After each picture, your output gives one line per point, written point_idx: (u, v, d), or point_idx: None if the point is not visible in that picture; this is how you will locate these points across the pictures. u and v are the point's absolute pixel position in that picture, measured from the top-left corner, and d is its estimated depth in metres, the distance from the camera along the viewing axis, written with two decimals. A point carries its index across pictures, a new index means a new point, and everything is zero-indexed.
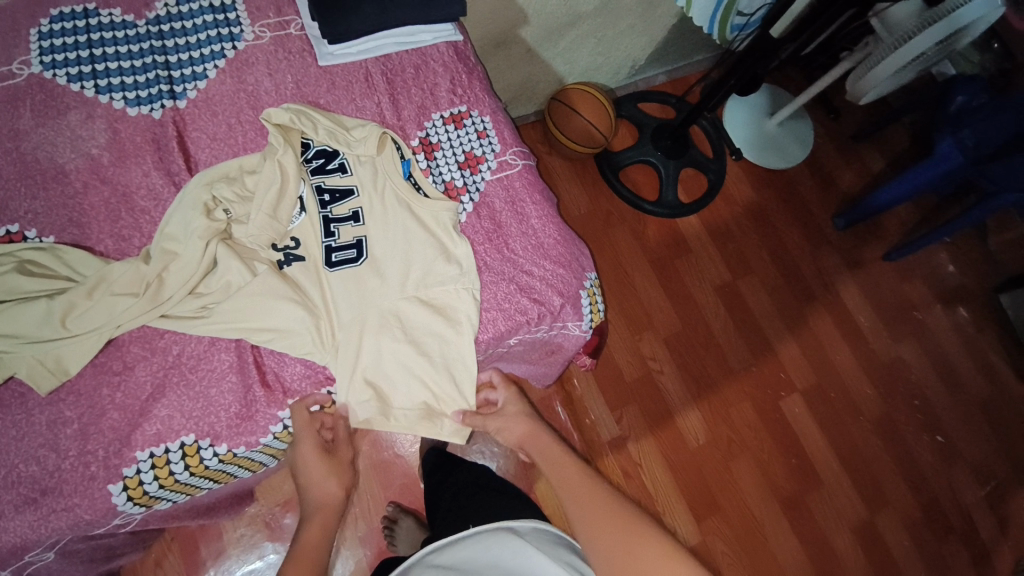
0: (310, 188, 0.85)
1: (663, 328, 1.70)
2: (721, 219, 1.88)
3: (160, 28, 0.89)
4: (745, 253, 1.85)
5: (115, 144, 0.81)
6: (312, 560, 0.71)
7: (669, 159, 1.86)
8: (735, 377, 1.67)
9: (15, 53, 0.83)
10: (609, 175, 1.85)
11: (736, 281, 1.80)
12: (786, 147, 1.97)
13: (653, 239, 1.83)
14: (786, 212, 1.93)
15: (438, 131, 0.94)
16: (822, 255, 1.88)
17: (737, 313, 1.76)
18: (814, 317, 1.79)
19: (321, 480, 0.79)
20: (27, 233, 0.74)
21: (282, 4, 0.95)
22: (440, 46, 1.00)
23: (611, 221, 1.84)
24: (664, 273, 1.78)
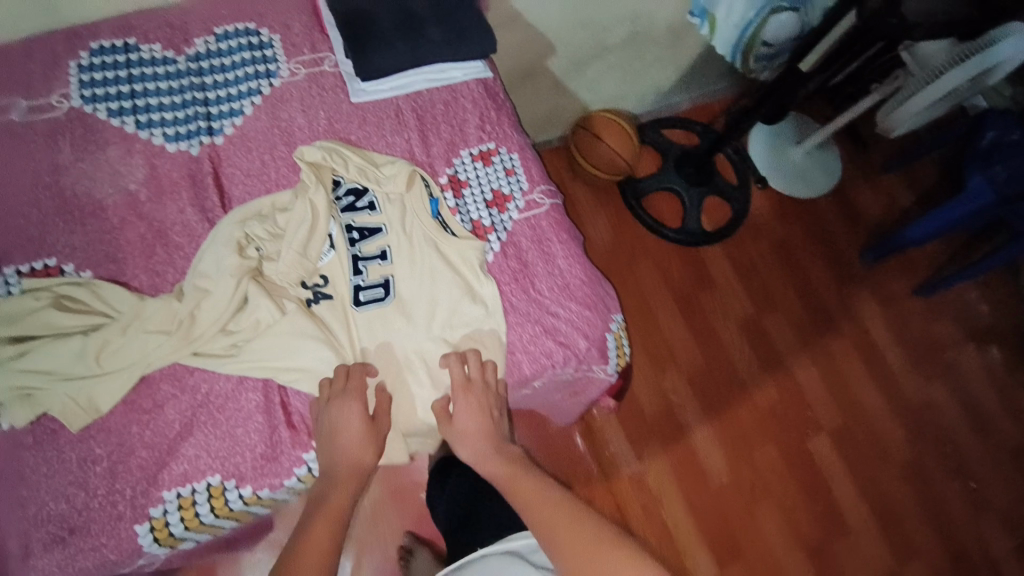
0: (338, 225, 0.85)
1: (684, 360, 1.69)
2: (743, 249, 1.87)
3: (198, 63, 0.90)
4: (767, 283, 1.83)
5: (153, 179, 0.82)
6: (334, 518, 0.70)
7: (692, 186, 1.86)
8: (759, 414, 1.65)
9: (57, 86, 0.84)
10: (632, 203, 1.85)
11: (760, 315, 1.78)
12: (810, 175, 1.95)
13: (673, 268, 1.82)
14: (810, 243, 1.91)
15: (466, 168, 0.94)
16: (846, 288, 1.85)
17: (759, 346, 1.74)
18: (841, 354, 1.76)
19: (358, 448, 0.75)
20: (64, 266, 0.76)
21: (317, 41, 0.97)
22: (470, 83, 1.00)
23: (634, 251, 1.84)
24: (686, 305, 1.77)
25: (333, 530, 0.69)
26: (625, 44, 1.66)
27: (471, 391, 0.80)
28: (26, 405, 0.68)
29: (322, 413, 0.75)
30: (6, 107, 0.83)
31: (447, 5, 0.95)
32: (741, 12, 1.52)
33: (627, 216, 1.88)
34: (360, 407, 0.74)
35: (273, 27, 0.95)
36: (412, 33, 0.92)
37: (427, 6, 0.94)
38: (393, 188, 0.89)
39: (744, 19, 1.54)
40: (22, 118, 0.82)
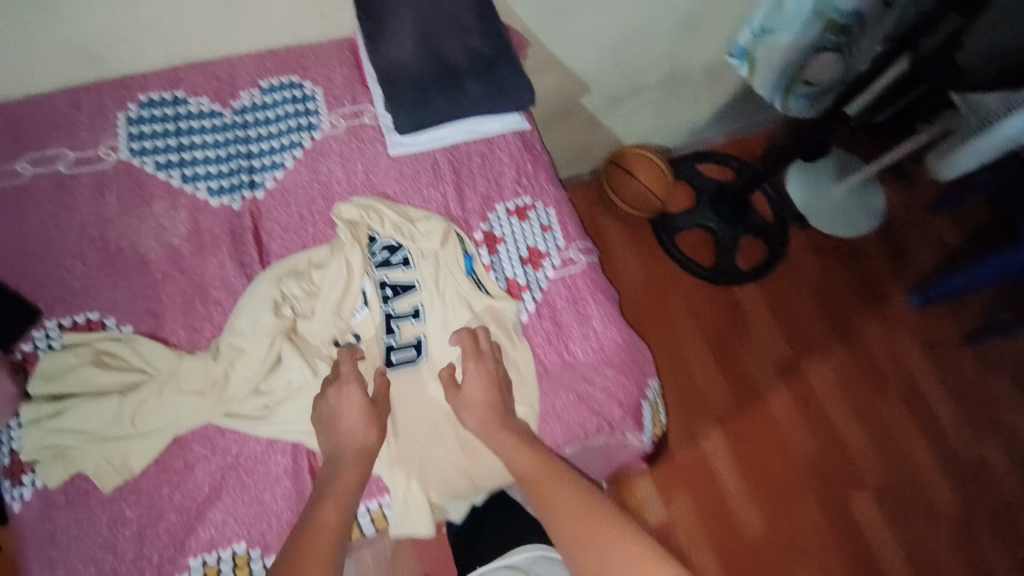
0: (373, 282, 0.83)
1: (716, 405, 1.63)
2: (781, 289, 1.82)
3: (243, 116, 0.92)
4: (806, 327, 1.77)
5: (195, 234, 0.83)
6: (345, 499, 0.68)
7: (727, 224, 1.81)
8: (796, 466, 1.57)
9: (104, 138, 0.86)
10: (664, 239, 1.81)
11: (798, 359, 1.72)
12: (852, 215, 1.88)
13: (706, 308, 1.77)
14: (853, 286, 1.83)
15: (501, 223, 0.93)
16: (891, 334, 1.78)
17: (795, 393, 1.67)
18: (885, 404, 1.68)
19: (362, 430, 0.72)
20: (106, 321, 0.77)
21: (358, 93, 0.98)
22: (507, 135, 0.99)
23: (666, 289, 1.80)
24: (719, 346, 1.72)
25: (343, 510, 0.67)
26: (662, 83, 1.64)
27: (482, 360, 0.80)
28: (60, 464, 0.69)
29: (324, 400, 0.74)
30: (53, 157, 0.84)
31: (487, 59, 0.95)
32: (784, 53, 1.47)
33: (658, 253, 1.85)
34: (358, 390, 0.74)
35: (316, 79, 0.97)
36: (450, 88, 0.92)
37: (467, 60, 0.94)
38: (426, 245, 0.87)
39: (785, 60, 1.49)
40: (70, 170, 0.84)
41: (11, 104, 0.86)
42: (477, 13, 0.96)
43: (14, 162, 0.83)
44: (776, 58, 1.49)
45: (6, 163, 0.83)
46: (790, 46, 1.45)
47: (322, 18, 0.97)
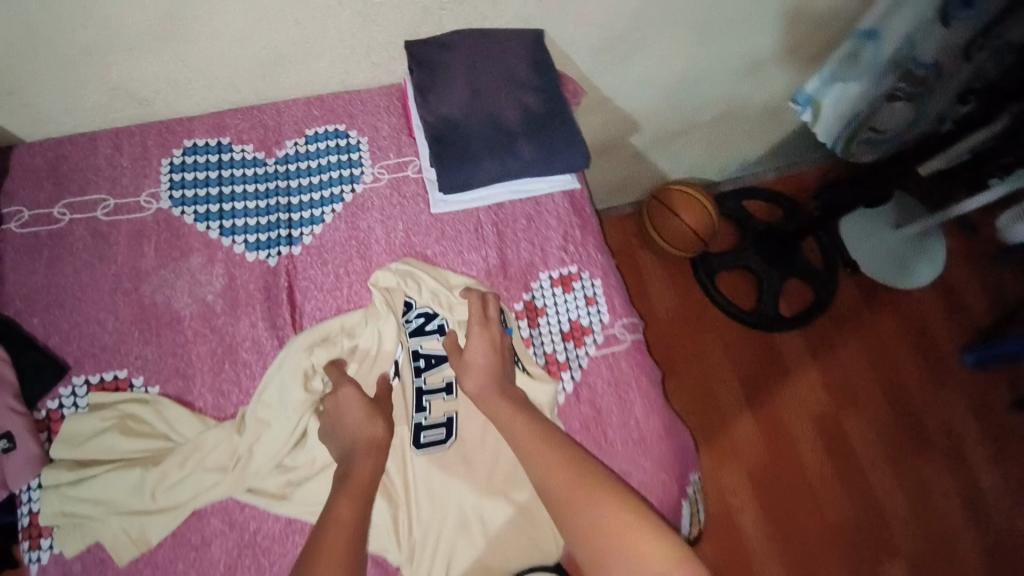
0: (406, 351, 0.80)
1: (749, 457, 1.59)
2: (828, 339, 1.73)
3: (286, 166, 0.89)
4: (849, 384, 1.69)
5: (229, 290, 0.81)
6: (361, 491, 0.66)
7: (773, 269, 1.72)
8: (828, 528, 1.53)
9: (146, 184, 0.85)
10: (704, 280, 1.74)
11: (839, 415, 1.65)
12: (908, 264, 1.78)
13: (747, 356, 1.70)
14: (906, 343, 1.74)
15: (545, 294, 0.88)
16: (944, 397, 1.68)
17: (834, 451, 1.61)
18: (929, 470, 1.60)
19: (367, 424, 0.71)
20: (134, 380, 0.75)
21: (403, 144, 0.94)
22: (555, 195, 0.94)
23: (704, 331, 1.73)
24: (757, 395, 1.66)
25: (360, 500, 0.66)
26: (716, 124, 1.56)
27: (487, 326, 0.79)
28: (79, 532, 0.68)
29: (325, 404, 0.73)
30: (92, 203, 0.82)
31: (541, 118, 0.90)
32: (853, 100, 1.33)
33: (698, 295, 1.78)
34: (355, 388, 0.73)
35: (362, 128, 0.94)
36: (503, 150, 0.87)
37: (520, 119, 0.89)
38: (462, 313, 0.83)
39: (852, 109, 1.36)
40: (108, 217, 0.82)
41: (54, 145, 0.85)
42: (533, 68, 0.92)
43: (53, 206, 0.81)
44: (843, 106, 1.36)
45: (44, 207, 0.81)
46: (862, 95, 1.32)
47: (371, 65, 0.93)
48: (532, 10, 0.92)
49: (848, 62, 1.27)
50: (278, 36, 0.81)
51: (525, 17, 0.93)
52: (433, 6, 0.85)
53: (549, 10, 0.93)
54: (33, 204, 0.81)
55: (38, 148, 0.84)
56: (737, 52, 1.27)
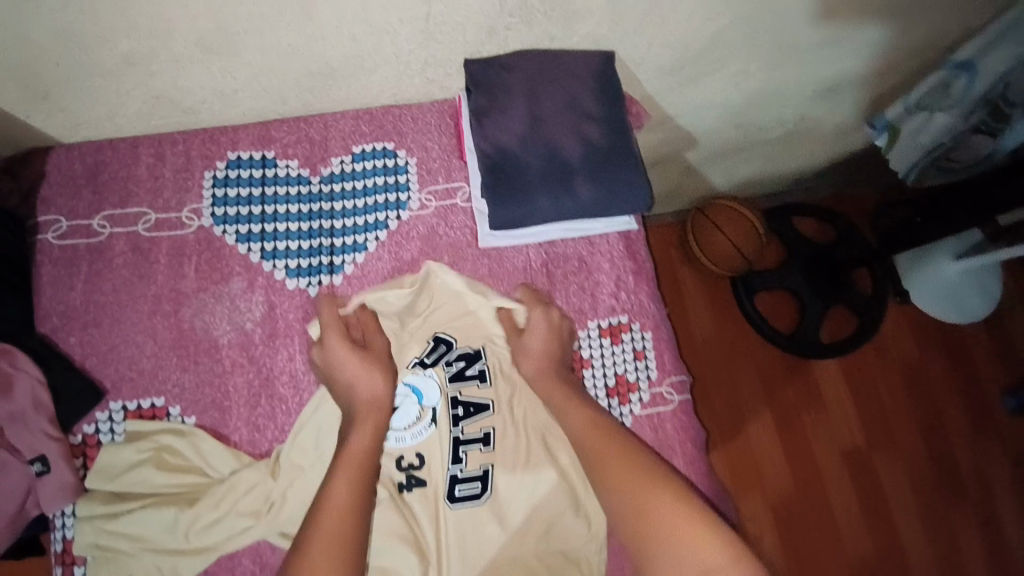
0: (445, 398, 0.78)
1: (772, 483, 1.56)
2: (867, 371, 1.66)
3: (331, 186, 0.85)
4: (883, 418, 1.63)
5: (268, 319, 0.78)
6: (358, 466, 0.66)
7: (818, 296, 1.63)
8: (845, 565, 1.51)
9: (189, 200, 0.81)
10: (744, 301, 1.65)
11: (870, 452, 1.60)
12: (964, 299, 1.68)
13: (782, 384, 1.64)
14: (949, 384, 1.67)
15: (592, 345, 0.84)
16: (980, 442, 1.63)
17: (860, 484, 1.58)
18: (956, 515, 1.57)
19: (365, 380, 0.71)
20: (170, 410, 0.74)
21: (453, 168, 0.88)
22: (610, 235, 0.88)
23: (739, 354, 1.67)
24: (787, 424, 1.61)
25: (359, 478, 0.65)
26: (779, 142, 1.45)
27: (546, 310, 0.79)
28: (114, 565, 0.68)
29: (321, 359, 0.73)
30: (134, 217, 0.79)
31: (605, 153, 0.82)
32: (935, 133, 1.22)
33: (735, 316, 1.70)
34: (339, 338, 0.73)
35: (412, 148, 0.88)
36: (559, 188, 0.80)
37: (582, 154, 0.81)
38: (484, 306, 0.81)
39: (932, 142, 1.24)
40: (149, 232, 0.79)
41: (93, 149, 0.81)
42: (599, 97, 0.83)
43: (92, 218, 0.79)
44: (923, 136, 1.24)
45: (83, 218, 0.78)
46: (946, 130, 1.21)
47: (426, 81, 0.86)
48: (605, 31, 0.83)
49: (938, 92, 1.16)
50: (332, 53, 0.74)
51: (596, 38, 0.84)
52: (498, 26, 0.77)
53: (623, 31, 0.84)
54: (71, 213, 0.79)
55: (76, 151, 0.80)
56: (818, 74, 1.14)
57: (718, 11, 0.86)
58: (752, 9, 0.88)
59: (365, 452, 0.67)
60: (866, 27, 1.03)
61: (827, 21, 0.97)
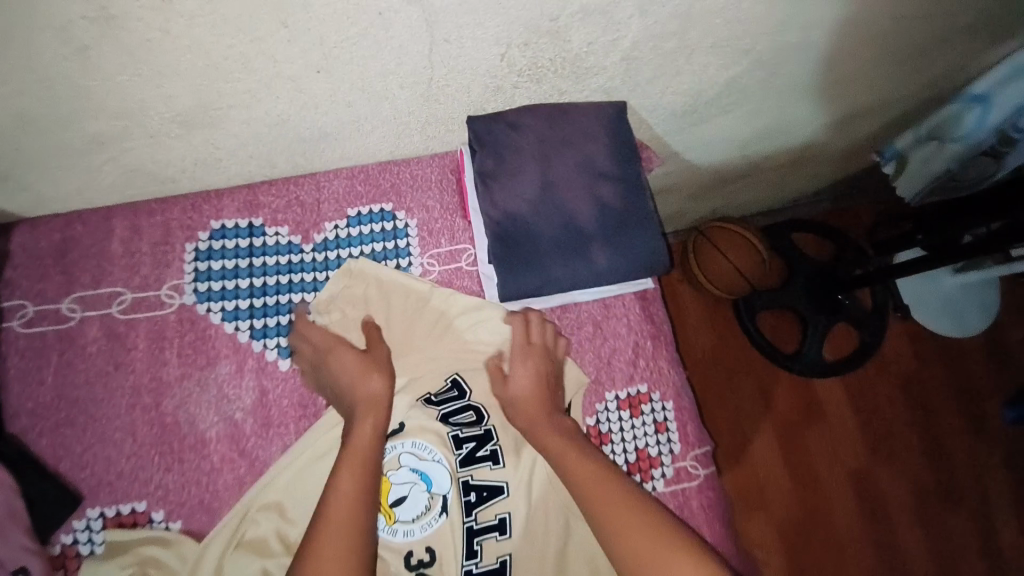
0: (456, 485, 0.73)
1: (778, 507, 1.49)
2: (869, 387, 1.59)
3: (325, 254, 0.79)
4: (888, 435, 1.56)
5: (261, 407, 0.72)
6: (360, 463, 0.64)
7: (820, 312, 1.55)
8: None
9: (169, 275, 0.75)
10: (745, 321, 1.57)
11: (874, 468, 1.53)
12: (963, 313, 1.63)
13: (781, 401, 1.58)
14: (952, 400, 1.59)
15: (610, 418, 0.79)
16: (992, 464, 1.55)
17: (867, 506, 1.50)
18: (964, 535, 1.49)
19: (361, 380, 0.69)
20: (153, 515, 0.68)
21: (457, 228, 0.82)
22: (625, 297, 0.83)
23: (737, 370, 1.60)
24: (788, 441, 1.55)
25: (361, 478, 0.63)
26: (785, 168, 1.41)
27: (530, 352, 0.74)
28: None
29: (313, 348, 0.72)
30: (106, 297, 0.73)
31: (620, 216, 0.77)
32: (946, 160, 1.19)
33: (735, 335, 1.63)
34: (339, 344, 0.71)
35: (411, 209, 0.82)
36: (574, 257, 0.76)
37: (596, 219, 0.76)
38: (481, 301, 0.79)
39: (942, 169, 1.21)
40: (124, 316, 0.73)
41: (61, 224, 0.74)
42: (613, 155, 0.78)
43: (61, 301, 0.72)
44: (933, 163, 1.21)
45: (51, 302, 0.72)
46: (955, 157, 1.18)
47: (425, 137, 0.80)
48: (618, 84, 0.77)
49: (950, 123, 1.12)
50: (328, 120, 0.70)
51: (608, 90, 0.79)
52: (505, 85, 0.71)
53: (637, 83, 0.78)
54: (38, 297, 0.72)
55: (43, 228, 0.74)
56: (829, 110, 1.10)
57: (737, 59, 0.80)
58: (770, 56, 0.83)
59: (365, 446, 0.65)
60: (881, 66, 0.98)
61: (843, 62, 0.93)
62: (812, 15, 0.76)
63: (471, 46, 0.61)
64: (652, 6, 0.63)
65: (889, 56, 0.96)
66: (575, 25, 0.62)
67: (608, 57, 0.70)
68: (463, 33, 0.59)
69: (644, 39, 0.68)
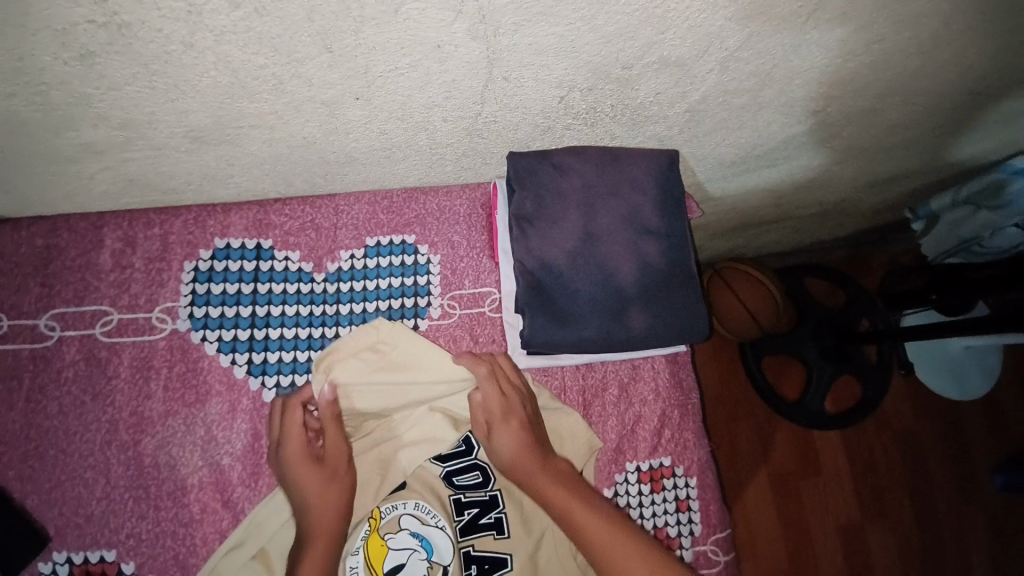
0: (458, 556, 0.66)
1: (767, 560, 1.42)
2: (869, 447, 1.50)
3: (337, 285, 0.72)
4: (885, 497, 1.48)
5: (252, 454, 0.65)
6: None
7: (827, 364, 1.45)
8: None
9: (162, 297, 0.67)
10: (751, 364, 1.48)
11: (865, 526, 1.46)
12: (966, 376, 1.52)
13: (782, 451, 1.48)
14: (951, 464, 1.50)
15: (630, 492, 0.73)
16: (983, 538, 1.46)
17: (857, 567, 1.43)
18: None
19: (318, 500, 0.61)
20: (122, 565, 0.61)
21: (482, 270, 0.76)
22: (656, 360, 0.76)
23: (739, 412, 1.50)
24: (783, 491, 1.46)
25: None
26: (813, 220, 1.35)
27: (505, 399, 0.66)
28: None
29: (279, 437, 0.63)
30: (89, 317, 0.65)
31: (664, 279, 0.71)
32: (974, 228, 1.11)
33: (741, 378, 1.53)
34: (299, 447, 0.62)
35: (435, 244, 0.75)
36: (611, 317, 0.69)
37: (636, 279, 0.70)
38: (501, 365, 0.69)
39: (970, 236, 1.14)
40: (108, 338, 0.65)
41: (45, 229, 0.66)
42: (660, 209, 0.72)
43: (39, 317, 0.65)
44: (962, 227, 1.15)
45: (27, 317, 0.64)
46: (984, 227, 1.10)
47: (458, 168, 0.73)
48: (673, 133, 0.71)
49: (989, 194, 1.05)
50: (356, 145, 0.62)
51: (662, 137, 0.73)
52: (556, 125, 0.65)
53: (694, 134, 0.72)
54: (12, 310, 0.64)
55: (24, 230, 0.66)
56: (877, 170, 1.04)
57: (803, 118, 0.75)
58: (837, 118, 0.77)
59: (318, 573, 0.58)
60: (942, 133, 0.93)
61: (905, 129, 0.87)
62: (890, 83, 0.71)
63: (531, 85, 0.55)
64: (734, 62, 0.57)
65: (952, 126, 0.91)
66: (647, 75, 0.56)
67: (673, 107, 0.64)
68: (525, 72, 0.52)
69: (715, 93, 0.62)
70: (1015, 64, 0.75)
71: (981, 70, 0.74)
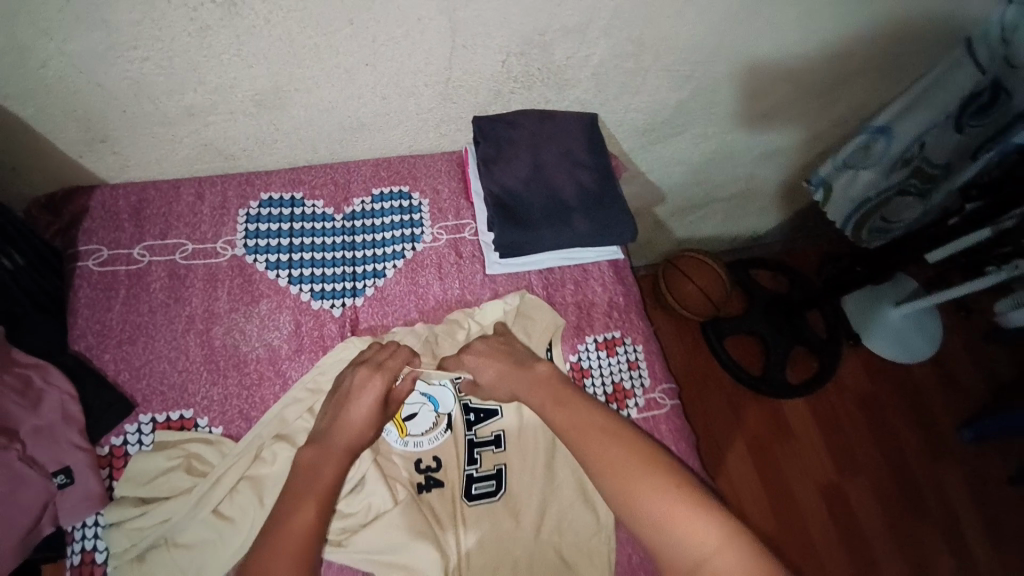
0: (458, 406, 0.85)
1: (759, 518, 1.49)
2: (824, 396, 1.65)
3: (353, 222, 0.95)
4: (853, 442, 1.60)
5: (296, 336, 0.85)
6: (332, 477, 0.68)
7: (779, 334, 1.63)
8: None
9: (224, 232, 0.90)
10: (714, 343, 1.65)
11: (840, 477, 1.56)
12: (910, 340, 1.68)
13: (752, 415, 1.62)
14: (902, 404, 1.66)
15: (590, 356, 0.93)
16: (941, 461, 1.60)
17: (840, 518, 1.51)
18: (928, 530, 1.51)
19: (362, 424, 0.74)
20: (198, 421, 0.78)
21: (461, 207, 1.00)
22: (601, 263, 1.00)
23: (710, 385, 1.65)
24: (762, 454, 1.58)
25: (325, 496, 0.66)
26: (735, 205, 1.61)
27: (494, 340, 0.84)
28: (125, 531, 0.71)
29: (342, 385, 0.77)
30: (172, 247, 0.88)
31: (596, 196, 0.97)
32: (866, 188, 1.32)
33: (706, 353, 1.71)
34: (374, 389, 0.76)
35: (425, 191, 1.00)
36: (559, 223, 0.93)
37: (575, 195, 0.96)
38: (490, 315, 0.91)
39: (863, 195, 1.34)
40: (185, 260, 0.87)
41: (137, 190, 0.90)
42: (589, 148, 0.99)
43: (133, 247, 0.87)
44: (854, 191, 1.34)
45: (123, 248, 0.86)
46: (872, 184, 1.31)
47: (439, 135, 1.01)
48: (590, 96, 1.00)
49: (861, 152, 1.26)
50: (364, 109, 0.89)
51: (583, 102, 1.02)
52: (504, 90, 0.94)
53: (606, 97, 1.01)
54: (111, 244, 0.86)
55: (121, 190, 0.90)
56: (767, 139, 1.33)
57: (681, 84, 1.05)
58: (707, 84, 1.08)
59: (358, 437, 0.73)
60: (804, 103, 1.22)
61: (769, 95, 1.17)
62: (735, 50, 1.01)
63: (482, 51, 0.84)
64: (613, 29, 0.87)
65: (812, 96, 1.20)
66: (558, 40, 0.86)
67: (583, 71, 0.94)
68: (477, 40, 0.81)
69: (609, 57, 0.93)
70: (826, 34, 1.06)
71: (800, 40, 1.05)
